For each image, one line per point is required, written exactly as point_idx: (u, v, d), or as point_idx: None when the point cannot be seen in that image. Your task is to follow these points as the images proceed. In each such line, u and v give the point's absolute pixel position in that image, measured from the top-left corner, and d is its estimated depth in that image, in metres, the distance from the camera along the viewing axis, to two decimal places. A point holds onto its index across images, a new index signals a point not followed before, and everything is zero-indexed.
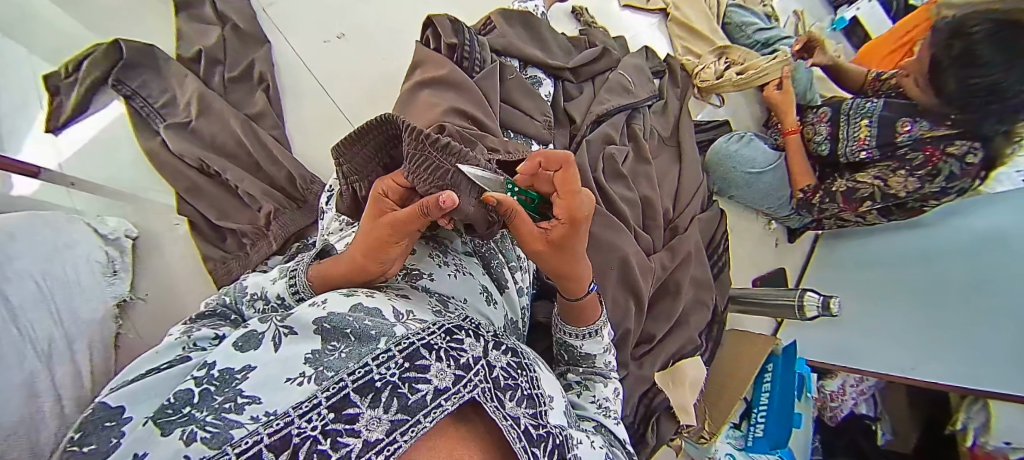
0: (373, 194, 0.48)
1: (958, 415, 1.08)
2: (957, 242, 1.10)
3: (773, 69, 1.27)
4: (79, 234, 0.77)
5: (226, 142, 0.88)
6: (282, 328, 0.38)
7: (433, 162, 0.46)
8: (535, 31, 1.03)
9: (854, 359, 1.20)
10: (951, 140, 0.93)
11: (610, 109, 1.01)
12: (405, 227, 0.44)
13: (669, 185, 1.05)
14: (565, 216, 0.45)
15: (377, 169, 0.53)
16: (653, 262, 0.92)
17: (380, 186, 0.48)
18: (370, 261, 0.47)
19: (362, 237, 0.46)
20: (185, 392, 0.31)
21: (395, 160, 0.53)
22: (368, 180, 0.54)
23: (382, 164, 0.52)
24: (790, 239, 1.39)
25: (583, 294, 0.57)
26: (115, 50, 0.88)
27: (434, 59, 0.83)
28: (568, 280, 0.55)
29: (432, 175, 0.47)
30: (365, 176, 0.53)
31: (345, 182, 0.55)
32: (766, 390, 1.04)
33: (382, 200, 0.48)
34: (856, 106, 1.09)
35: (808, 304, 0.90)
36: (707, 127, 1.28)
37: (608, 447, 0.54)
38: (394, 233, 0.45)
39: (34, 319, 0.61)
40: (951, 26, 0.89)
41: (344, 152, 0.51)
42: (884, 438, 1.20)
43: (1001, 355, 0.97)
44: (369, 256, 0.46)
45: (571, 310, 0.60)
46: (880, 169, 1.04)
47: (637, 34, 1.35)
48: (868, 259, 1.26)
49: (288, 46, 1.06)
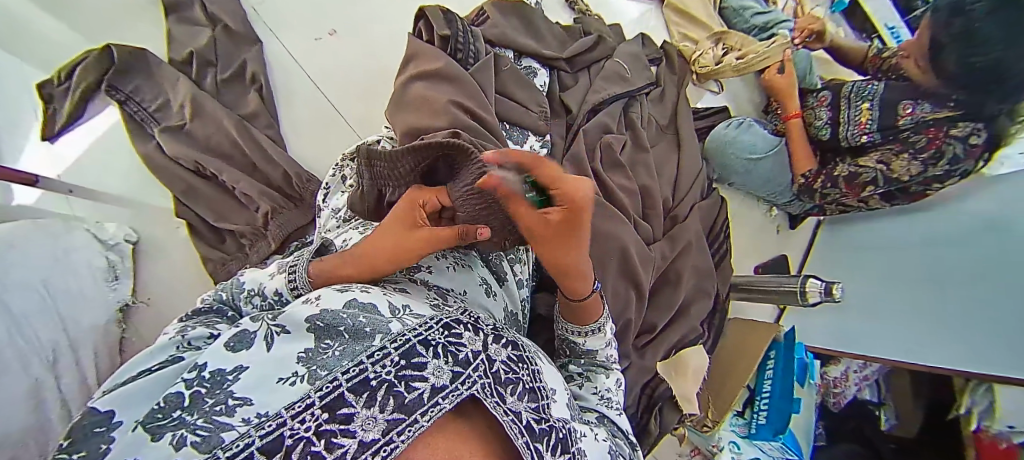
0: (409, 202, 0.51)
1: (963, 399, 1.07)
2: (959, 229, 1.07)
3: (773, 52, 1.22)
4: (78, 242, 0.77)
5: (220, 143, 0.87)
6: (275, 327, 0.38)
7: (481, 197, 0.50)
8: (528, 22, 1.01)
9: (861, 346, 1.19)
10: (954, 122, 0.91)
11: (605, 98, 0.99)
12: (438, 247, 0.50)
13: (668, 174, 1.04)
14: (566, 203, 0.43)
15: (414, 179, 0.54)
16: (652, 251, 0.91)
17: (420, 197, 0.52)
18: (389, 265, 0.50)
19: (390, 240, 0.50)
20: (175, 395, 0.32)
21: (433, 173, 0.55)
22: (400, 186, 0.55)
23: (420, 175, 0.54)
24: (795, 225, 1.38)
25: (586, 294, 0.58)
26: (107, 55, 0.88)
27: (427, 51, 0.82)
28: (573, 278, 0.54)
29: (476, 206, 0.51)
30: (399, 182, 0.54)
31: (373, 182, 0.56)
32: (768, 376, 1.02)
33: (420, 210, 0.52)
34: (857, 89, 1.07)
35: (811, 290, 0.89)
36: (707, 113, 1.27)
37: (611, 439, 0.55)
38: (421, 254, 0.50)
39: (40, 326, 0.62)
40: (950, 5, 0.86)
41: (393, 156, 0.52)
42: (889, 423, 1.18)
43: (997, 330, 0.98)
44: (393, 261, 0.49)
45: (571, 309, 0.61)
46: (882, 153, 1.02)
47: (633, 21, 1.33)
48: (874, 243, 1.25)
49: (279, 44, 1.05)
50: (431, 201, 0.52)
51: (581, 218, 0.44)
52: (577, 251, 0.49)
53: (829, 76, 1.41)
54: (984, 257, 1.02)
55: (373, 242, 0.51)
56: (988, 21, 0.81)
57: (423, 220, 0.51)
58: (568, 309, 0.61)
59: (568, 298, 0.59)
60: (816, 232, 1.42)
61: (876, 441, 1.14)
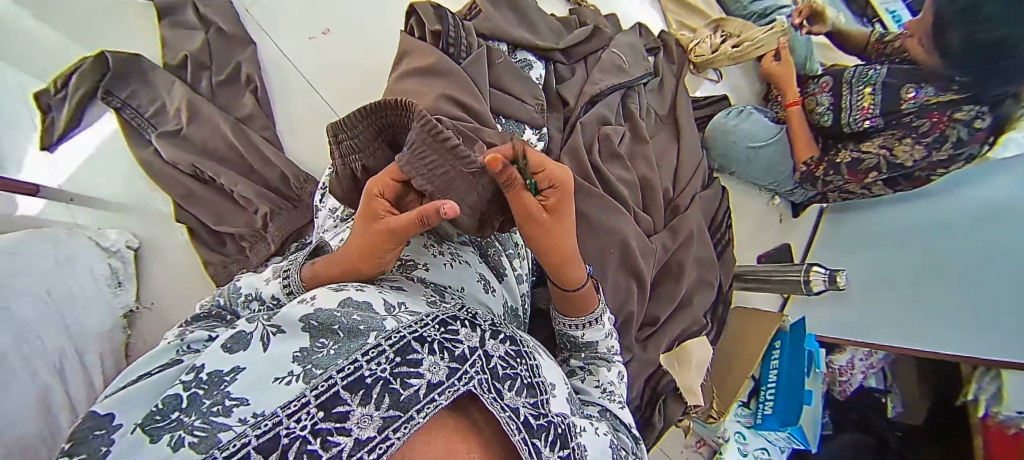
0: (366, 194, 0.47)
1: (970, 386, 1.07)
2: (969, 213, 1.05)
3: (768, 41, 1.22)
4: (81, 248, 0.78)
5: (217, 146, 0.88)
6: (271, 328, 0.37)
7: (433, 157, 0.46)
8: (523, 14, 1.00)
9: (867, 333, 1.18)
10: (957, 106, 0.90)
11: (604, 89, 0.98)
12: (398, 233, 0.45)
13: (667, 165, 1.03)
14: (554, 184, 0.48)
15: (382, 146, 0.55)
16: (653, 243, 0.91)
17: (376, 186, 0.47)
18: (366, 265, 0.47)
19: (356, 240, 0.47)
20: (173, 397, 0.31)
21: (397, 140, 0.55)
22: (372, 156, 0.55)
23: (386, 143, 0.55)
24: (796, 213, 1.38)
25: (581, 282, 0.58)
26: (101, 61, 0.87)
27: (420, 47, 0.81)
28: (564, 269, 0.56)
29: (432, 170, 0.46)
30: (366, 152, 0.54)
31: (342, 159, 0.56)
32: (774, 366, 1.02)
33: (377, 200, 0.47)
34: (857, 73, 1.05)
35: (815, 279, 0.89)
36: (706, 102, 1.25)
37: (614, 433, 0.54)
38: (389, 239, 0.45)
39: (44, 332, 0.62)
40: None
41: (349, 127, 0.53)
42: (895, 410, 1.17)
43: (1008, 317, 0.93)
44: (366, 260, 0.47)
45: (565, 300, 0.61)
46: (885, 137, 1.01)
47: (629, 10, 1.30)
48: (881, 231, 1.23)
49: (273, 44, 1.04)
50: (387, 187, 0.47)
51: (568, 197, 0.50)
52: (567, 236, 0.53)
53: (830, 62, 1.39)
54: (971, 246, 1.02)
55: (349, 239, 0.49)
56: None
57: (381, 208, 0.47)
58: (561, 301, 0.62)
59: (560, 289, 0.59)
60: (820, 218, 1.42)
61: (884, 430, 1.15)
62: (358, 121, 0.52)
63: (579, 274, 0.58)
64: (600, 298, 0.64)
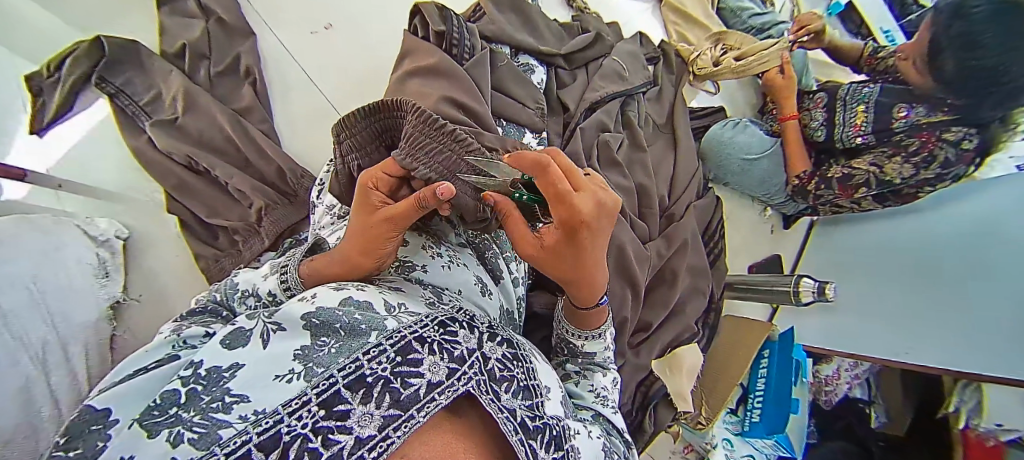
0: (360, 186, 0.46)
1: (952, 398, 1.11)
2: (957, 232, 1.08)
3: (773, 56, 1.22)
4: (69, 237, 0.76)
5: (213, 137, 0.86)
6: (271, 324, 0.36)
7: (430, 144, 0.49)
8: (527, 18, 1.00)
9: (853, 346, 1.19)
10: (947, 127, 0.95)
11: (604, 96, 1.00)
12: (401, 223, 0.45)
13: (664, 173, 1.04)
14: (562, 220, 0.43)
15: (379, 148, 0.55)
16: (649, 250, 0.92)
17: (371, 177, 0.47)
18: (366, 257, 0.47)
19: (355, 233, 0.47)
20: (171, 392, 0.30)
21: (394, 142, 0.55)
22: (369, 157, 0.55)
23: (384, 144, 0.55)
24: (787, 225, 1.41)
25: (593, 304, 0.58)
26: (96, 46, 0.85)
27: (423, 47, 0.81)
28: (579, 288, 0.54)
29: (431, 157, 0.49)
30: (365, 151, 0.55)
31: (342, 159, 0.56)
32: (762, 375, 1.05)
33: (373, 192, 0.46)
34: (853, 92, 1.10)
35: (804, 290, 0.91)
36: (701, 113, 1.25)
37: (605, 436, 0.55)
38: (389, 228, 0.45)
39: (29, 323, 0.59)
40: (950, 8, 0.89)
41: (349, 126, 0.53)
42: (879, 421, 1.23)
43: (1004, 342, 0.96)
44: (366, 252, 0.47)
45: (576, 313, 0.60)
46: (876, 155, 1.05)
47: (630, 20, 1.33)
48: (866, 243, 1.26)
49: (274, 37, 1.03)
50: (382, 179, 0.47)
51: (580, 230, 0.44)
52: (585, 263, 0.49)
53: (822, 78, 1.44)
54: (957, 262, 1.06)
55: (348, 233, 0.48)
56: (987, 24, 0.84)
57: (381, 200, 0.46)
58: (572, 316, 0.61)
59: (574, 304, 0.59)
60: (809, 232, 1.45)
61: (866, 439, 1.18)
62: (357, 121, 0.52)
63: (594, 293, 0.56)
64: (606, 319, 0.63)
